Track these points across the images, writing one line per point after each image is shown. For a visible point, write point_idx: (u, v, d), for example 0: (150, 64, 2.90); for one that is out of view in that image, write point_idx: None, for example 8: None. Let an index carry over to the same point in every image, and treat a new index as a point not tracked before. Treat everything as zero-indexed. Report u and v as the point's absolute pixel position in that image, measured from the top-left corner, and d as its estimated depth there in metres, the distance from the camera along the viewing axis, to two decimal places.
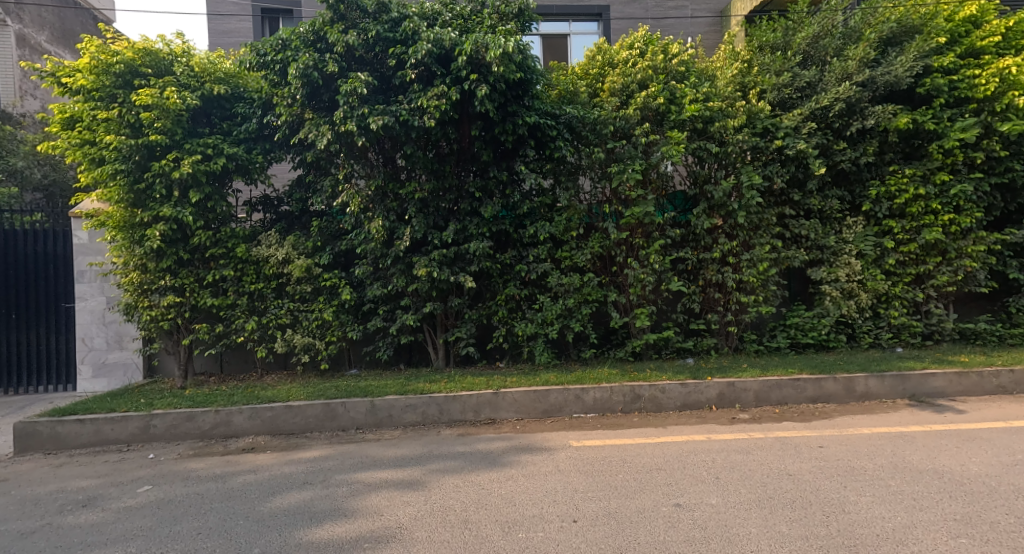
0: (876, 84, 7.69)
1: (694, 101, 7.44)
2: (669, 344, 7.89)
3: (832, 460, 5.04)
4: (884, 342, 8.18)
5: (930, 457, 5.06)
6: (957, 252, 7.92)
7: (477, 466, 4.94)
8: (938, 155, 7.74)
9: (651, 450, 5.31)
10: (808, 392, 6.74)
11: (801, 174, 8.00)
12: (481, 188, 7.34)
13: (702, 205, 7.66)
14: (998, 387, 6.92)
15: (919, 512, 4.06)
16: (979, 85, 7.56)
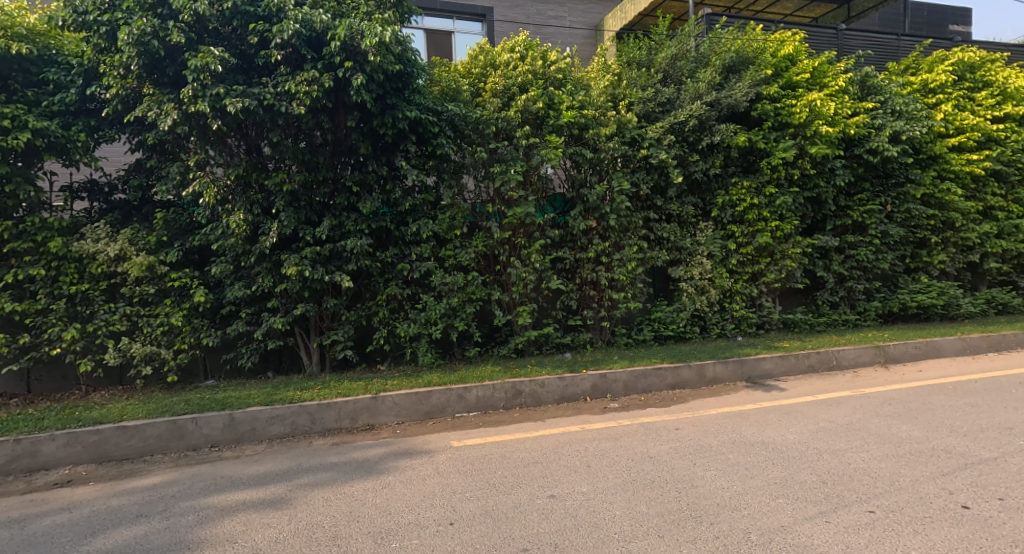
0: (721, 105, 8.43)
1: (571, 107, 7.69)
2: (549, 340, 8.11)
3: (684, 440, 5.45)
4: (728, 332, 8.93)
5: (759, 430, 5.65)
6: (782, 254, 8.90)
7: (351, 476, 4.76)
8: (767, 170, 8.67)
9: (529, 445, 5.41)
10: (669, 380, 7.24)
11: (663, 182, 8.56)
12: (359, 181, 7.07)
13: (578, 208, 7.95)
14: (809, 366, 7.94)
15: (748, 478, 4.55)
16: (795, 114, 8.46)
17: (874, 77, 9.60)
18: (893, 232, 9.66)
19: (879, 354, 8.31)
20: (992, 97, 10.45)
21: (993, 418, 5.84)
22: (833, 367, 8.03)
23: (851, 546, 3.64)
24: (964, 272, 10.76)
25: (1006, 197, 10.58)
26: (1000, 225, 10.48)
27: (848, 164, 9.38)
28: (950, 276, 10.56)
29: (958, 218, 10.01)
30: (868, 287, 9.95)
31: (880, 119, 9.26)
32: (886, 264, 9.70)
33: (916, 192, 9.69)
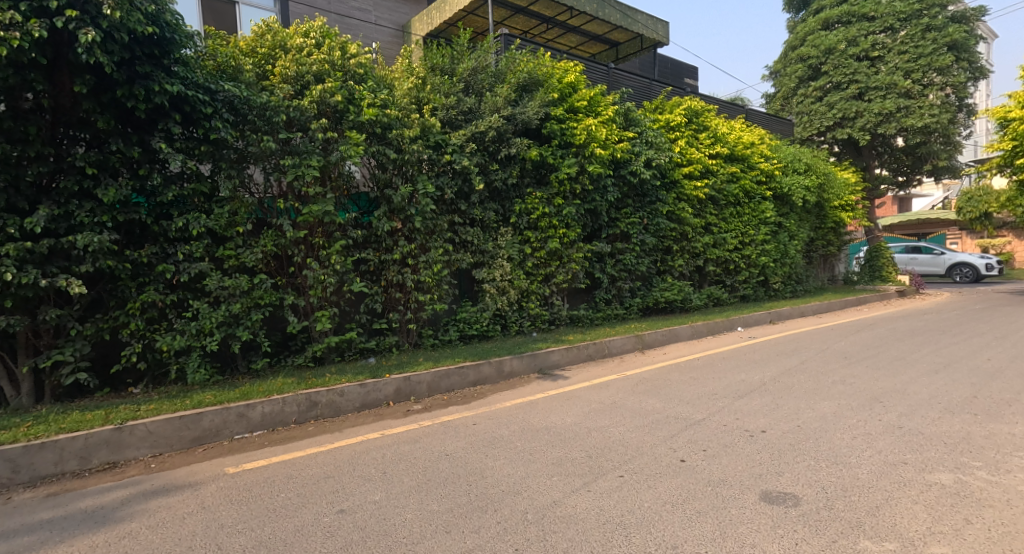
0: (516, 120, 8.91)
1: (372, 104, 7.36)
2: (352, 346, 7.68)
3: (480, 434, 5.55)
4: (525, 328, 9.44)
5: (544, 416, 6.07)
6: (568, 257, 9.70)
7: (74, 532, 3.92)
8: (555, 183, 9.35)
9: (320, 459, 5.05)
10: (470, 377, 7.32)
11: (466, 188, 8.66)
12: (96, 163, 5.90)
13: (383, 208, 7.67)
14: (588, 355, 8.92)
15: (530, 463, 4.84)
16: (577, 135, 9.33)
17: (634, 111, 10.95)
18: (649, 242, 11.29)
19: (638, 342, 9.78)
20: (709, 139, 12.61)
21: (707, 387, 7.32)
22: (607, 355, 9.18)
23: (605, 510, 4.08)
24: (693, 273, 13.22)
25: (718, 216, 13.15)
26: (715, 238, 13.11)
27: (616, 182, 10.54)
28: (685, 277, 12.87)
29: (690, 231, 12.21)
30: (632, 286, 11.48)
31: (637, 147, 10.65)
32: (644, 267, 11.31)
33: (664, 209, 11.50)
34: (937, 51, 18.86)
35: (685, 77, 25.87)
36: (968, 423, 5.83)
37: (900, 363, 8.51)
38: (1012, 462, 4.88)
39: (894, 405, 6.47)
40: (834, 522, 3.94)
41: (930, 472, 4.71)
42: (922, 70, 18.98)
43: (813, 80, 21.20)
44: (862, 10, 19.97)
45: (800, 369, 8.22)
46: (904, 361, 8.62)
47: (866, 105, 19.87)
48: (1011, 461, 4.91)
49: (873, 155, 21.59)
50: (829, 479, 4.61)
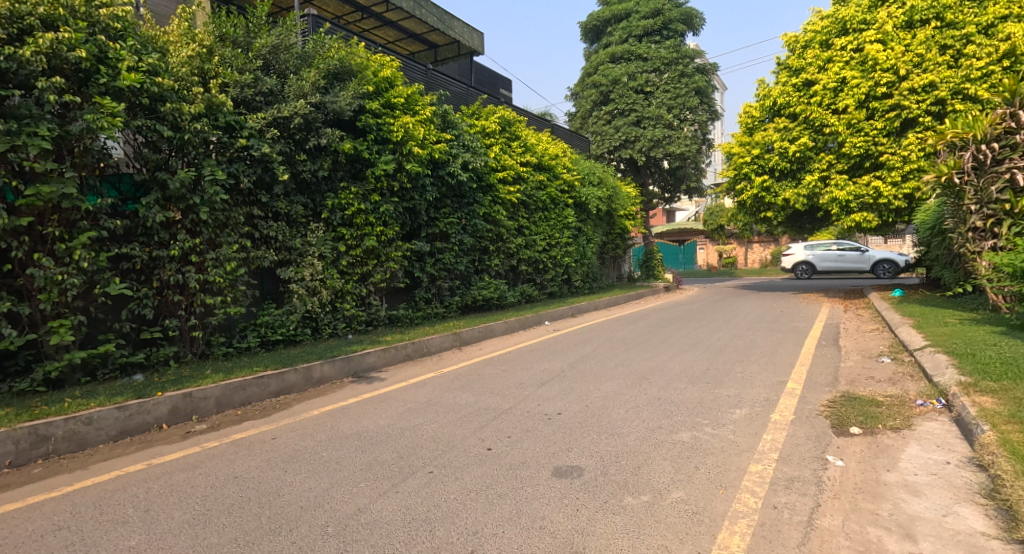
0: (327, 109, 8.32)
1: (133, 69, 6.20)
2: (109, 361, 6.43)
3: (279, 449, 4.95)
4: (339, 331, 8.85)
5: (356, 421, 5.63)
6: (386, 256, 9.31)
7: None
8: (371, 179, 8.92)
9: (58, 506, 4.05)
10: (272, 388, 6.61)
11: (267, 177, 7.81)
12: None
13: (155, 194, 6.53)
14: (407, 356, 8.58)
15: (336, 472, 4.41)
16: (394, 132, 8.95)
17: (451, 115, 10.69)
18: (467, 242, 11.30)
19: (456, 340, 9.70)
20: (520, 148, 13.00)
21: (516, 378, 7.44)
22: (426, 354, 8.95)
23: (412, 508, 3.84)
24: (508, 272, 13.53)
25: (529, 220, 13.62)
26: (528, 239, 13.57)
27: (434, 182, 10.31)
28: (500, 276, 13.09)
29: (504, 233, 12.49)
30: (451, 284, 11.37)
31: (455, 149, 10.52)
32: (463, 266, 11.28)
33: (480, 210, 11.54)
34: (688, 95, 22.99)
35: (502, 89, 26.80)
36: (701, 390, 6.73)
37: (664, 344, 9.64)
38: (727, 417, 5.77)
39: (658, 380, 7.25)
40: (607, 485, 4.19)
41: (674, 432, 5.32)
42: (679, 109, 22.95)
43: (603, 105, 23.88)
44: (638, 50, 23.17)
45: (595, 354, 8.87)
46: (666, 343, 9.79)
47: (642, 130, 23.03)
48: (727, 416, 5.80)
49: (646, 174, 24.83)
50: (604, 448, 4.91)
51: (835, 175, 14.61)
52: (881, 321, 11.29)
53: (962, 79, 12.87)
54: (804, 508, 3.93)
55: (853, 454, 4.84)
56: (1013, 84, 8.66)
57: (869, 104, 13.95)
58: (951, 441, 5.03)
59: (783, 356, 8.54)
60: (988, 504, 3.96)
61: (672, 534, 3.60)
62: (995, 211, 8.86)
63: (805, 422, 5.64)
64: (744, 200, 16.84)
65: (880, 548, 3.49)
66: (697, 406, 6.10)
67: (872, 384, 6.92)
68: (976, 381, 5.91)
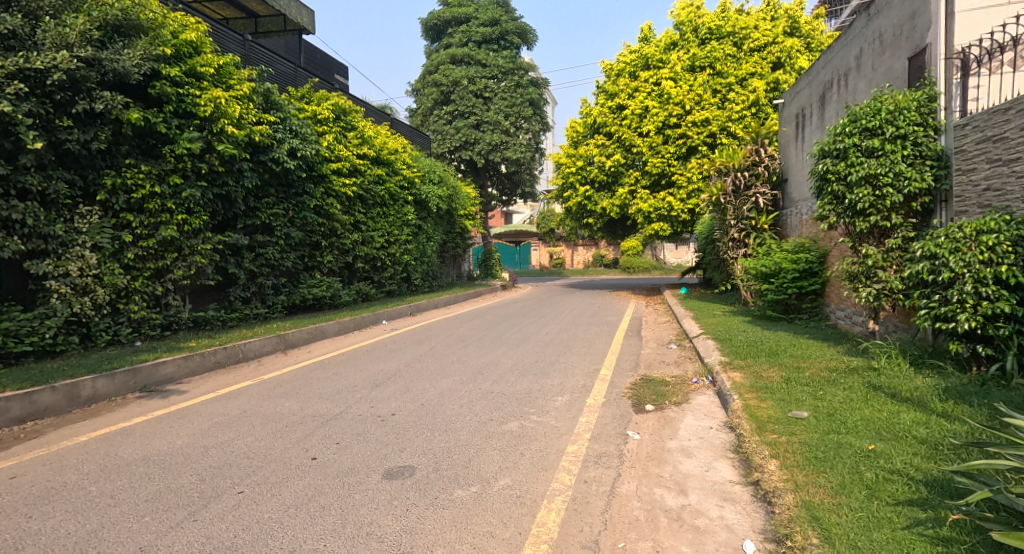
0: (105, 68, 7.44)
1: None
2: None
3: (23, 490, 4.55)
4: (123, 338, 8.20)
5: (142, 445, 5.43)
6: (190, 250, 8.96)
7: None
8: (171, 158, 8.45)
9: None
10: (14, 413, 5.86)
11: (10, 145, 6.64)
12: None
13: None
14: (215, 363, 8.33)
15: (110, 508, 4.24)
16: (200, 106, 8.63)
17: (275, 94, 10.44)
18: (294, 235, 11.17)
19: (280, 342, 9.60)
20: (357, 139, 13.04)
21: (347, 380, 7.67)
22: (240, 359, 8.75)
23: (212, 536, 3.89)
24: (343, 270, 13.56)
25: (366, 215, 13.70)
26: (364, 235, 13.68)
27: (254, 167, 10.05)
28: (334, 273, 13.07)
29: (339, 227, 12.48)
30: (275, 282, 11.20)
31: (280, 133, 10.35)
32: (289, 263, 11.17)
33: (311, 202, 11.46)
34: (523, 104, 24.48)
35: (336, 75, 26.21)
36: (529, 381, 7.54)
37: (496, 340, 10.42)
38: (551, 405, 6.57)
39: (487, 375, 7.90)
40: (438, 481, 4.66)
41: (504, 423, 5.98)
42: (514, 117, 24.33)
43: (443, 105, 24.37)
44: (477, 56, 24.08)
45: (429, 353, 9.28)
46: (498, 340, 10.53)
47: (480, 133, 23.95)
48: (550, 403, 6.62)
49: (485, 177, 25.86)
50: (437, 445, 5.39)
51: (640, 190, 16.60)
52: (671, 313, 13.34)
53: (728, 117, 15.36)
54: (607, 479, 4.72)
55: (647, 428, 5.86)
56: (757, 127, 11.05)
57: (665, 130, 16.10)
58: (714, 410, 6.21)
59: (598, 347, 9.75)
60: (734, 456, 5.02)
61: (497, 519, 4.11)
62: (747, 225, 11.08)
63: (612, 403, 6.62)
64: (570, 206, 18.56)
65: (660, 504, 4.28)
66: (525, 396, 6.85)
67: (664, 366, 8.27)
68: (732, 360, 7.36)
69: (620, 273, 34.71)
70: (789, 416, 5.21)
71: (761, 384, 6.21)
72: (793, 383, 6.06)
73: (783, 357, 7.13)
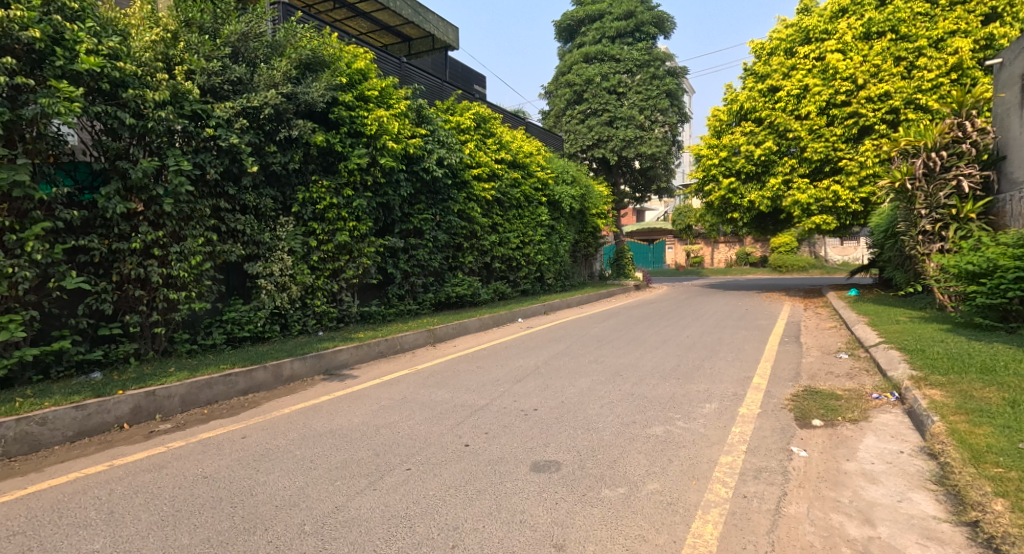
0: (298, 100, 8.23)
1: (93, 52, 6.02)
2: (63, 360, 6.25)
3: (250, 448, 5.03)
4: (310, 328, 8.92)
5: (328, 420, 5.74)
6: (359, 252, 9.41)
7: None
8: (345, 173, 8.97)
9: (15, 508, 4.04)
10: (240, 386, 6.60)
11: (235, 169, 7.72)
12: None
13: (114, 185, 6.40)
14: (380, 352, 8.72)
15: (310, 470, 4.53)
16: (367, 126, 9.03)
17: (426, 109, 10.71)
18: (440, 238, 11.50)
19: (429, 336, 9.86)
20: (495, 144, 13.18)
21: (489, 374, 7.61)
22: (398, 350, 9.09)
23: (390, 505, 3.98)
24: (483, 269, 13.76)
25: (503, 217, 13.81)
26: (501, 237, 13.77)
27: (408, 177, 10.46)
28: (474, 273, 13.29)
29: (479, 230, 12.65)
30: (424, 281, 11.59)
31: (429, 144, 10.59)
32: (436, 263, 11.49)
33: (455, 207, 11.72)
34: (659, 96, 23.40)
35: (475, 84, 26.88)
36: (673, 386, 6.98)
37: (636, 341, 9.92)
38: (698, 412, 6.00)
39: (630, 376, 7.46)
40: (584, 478, 4.36)
41: (648, 427, 5.54)
42: (649, 110, 23.34)
43: (577, 104, 24.11)
44: (611, 51, 23.51)
45: (567, 351, 9.05)
46: (636, 340, 10.04)
47: (614, 130, 23.35)
48: (697, 410, 6.04)
49: (619, 174, 25.17)
50: (582, 443, 5.10)
51: (797, 179, 15.15)
52: (839, 315, 11.89)
53: (917, 89, 13.51)
54: (773, 496, 4.12)
55: (816, 445, 5.08)
56: (962, 97, 9.50)
57: (830, 111, 14.46)
58: (903, 431, 5.28)
59: (748, 353, 8.87)
60: (936, 489, 4.16)
61: (647, 524, 3.76)
62: (943, 215, 9.51)
63: (770, 415, 5.89)
64: (713, 201, 17.35)
65: (839, 533, 3.67)
66: (669, 402, 6.32)
67: (833, 378, 7.25)
68: (927, 376, 6.23)
69: (768, 273, 32.25)
70: (1018, 448, 4.25)
71: (972, 405, 5.17)
72: (1020, 408, 4.97)
73: (1001, 375, 5.91)
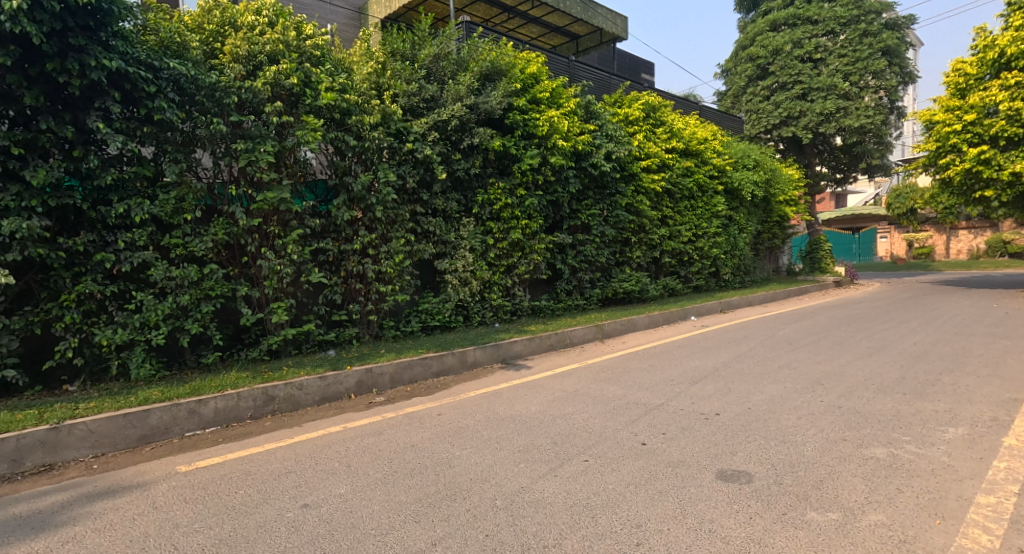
0: (479, 110, 8.68)
1: (330, 89, 6.97)
2: (310, 338, 7.29)
3: (445, 424, 5.45)
4: (488, 319, 9.37)
5: (508, 406, 6.01)
6: (530, 248, 9.69)
7: (7, 539, 3.56)
8: (518, 174, 9.29)
9: (278, 455, 4.78)
10: (434, 368, 7.18)
11: (428, 176, 8.42)
12: (25, 142, 5.29)
13: (342, 197, 7.33)
14: (551, 346, 8.90)
15: (497, 450, 4.78)
16: (539, 127, 9.25)
17: (594, 104, 10.84)
18: (608, 233, 11.37)
19: (598, 332, 9.83)
20: (666, 133, 12.76)
21: (663, 373, 7.38)
22: (568, 345, 9.18)
23: (573, 493, 4.05)
24: (651, 265, 13.40)
25: (674, 209, 13.31)
26: (671, 230, 13.25)
27: (577, 173, 10.49)
28: (642, 268, 12.94)
29: (647, 223, 12.29)
30: (592, 277, 11.53)
31: (598, 139, 10.59)
32: (604, 259, 11.37)
33: (623, 202, 11.49)
34: (871, 55, 20.33)
35: (643, 72, 26.21)
36: (899, 402, 6.08)
37: (840, 347, 8.86)
38: (939, 437, 5.09)
39: (835, 387, 6.68)
40: (782, 496, 4.01)
41: (866, 447, 4.87)
42: (858, 73, 20.45)
43: (761, 79, 22.27)
44: (806, 14, 21.28)
45: (750, 354, 8.46)
46: (840, 346, 8.98)
47: (808, 103, 21.09)
48: (938, 435, 5.12)
49: (813, 153, 22.86)
50: (777, 456, 4.68)
51: None
52: None
53: None
54: None
55: None
56: None
57: None
58: None
59: (1010, 371, 7.32)
60: None
61: None
62: None
63: None
64: (952, 175, 14.96)
65: None
66: (899, 421, 5.46)
67: None
68: None
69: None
70: None
71: None
72: None
73: None
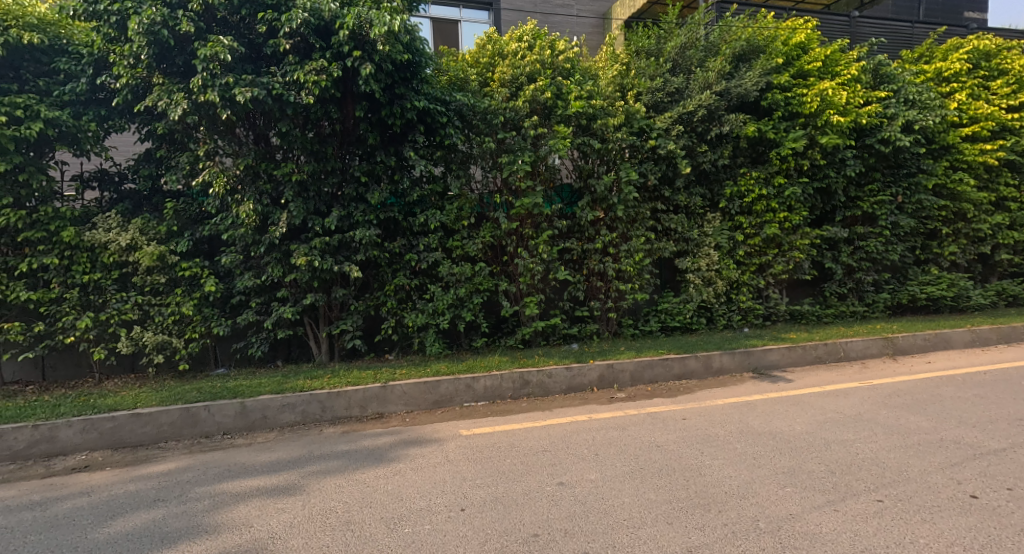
0: (730, 95, 8.37)
1: (578, 97, 7.46)
2: (556, 331, 7.91)
3: (691, 430, 5.49)
4: (735, 323, 8.96)
5: (766, 421, 5.74)
6: (789, 245, 8.91)
7: (362, 464, 4.67)
8: (777, 160, 8.60)
9: (536, 434, 5.34)
10: (675, 370, 7.20)
11: (670, 172, 8.45)
12: (366, 171, 6.82)
13: (585, 199, 7.80)
14: (816, 358, 8.08)
15: (757, 468, 4.64)
16: (806, 103, 8.37)
17: (886, 66, 9.50)
18: (903, 224, 9.71)
19: (887, 345, 8.47)
20: (1006, 86, 10.10)
21: (1006, 410, 5.95)
22: (841, 359, 8.20)
23: (862, 534, 3.70)
24: (974, 263, 10.73)
25: (1019, 187, 10.42)
26: (1012, 216, 10.39)
27: (859, 154, 9.27)
28: (960, 267, 10.56)
29: (970, 209, 9.99)
30: (877, 279, 10.00)
31: (892, 108, 9.10)
32: (896, 257, 9.72)
33: (929, 183, 9.67)
34: None
35: None
36: None
37: None
38: None
39: None
40: None
41: None
42: None
43: None
44: None
45: None
46: None
47: None
48: None
49: None
50: None
51: None
52: None
53: None
54: None
55: None
56: None
57: None
58: None
59: None
60: None
61: None
62: None
63: None
64: None
65: None
66: None
67: None
68: None
69: None
70: None
71: None
72: None
73: None
